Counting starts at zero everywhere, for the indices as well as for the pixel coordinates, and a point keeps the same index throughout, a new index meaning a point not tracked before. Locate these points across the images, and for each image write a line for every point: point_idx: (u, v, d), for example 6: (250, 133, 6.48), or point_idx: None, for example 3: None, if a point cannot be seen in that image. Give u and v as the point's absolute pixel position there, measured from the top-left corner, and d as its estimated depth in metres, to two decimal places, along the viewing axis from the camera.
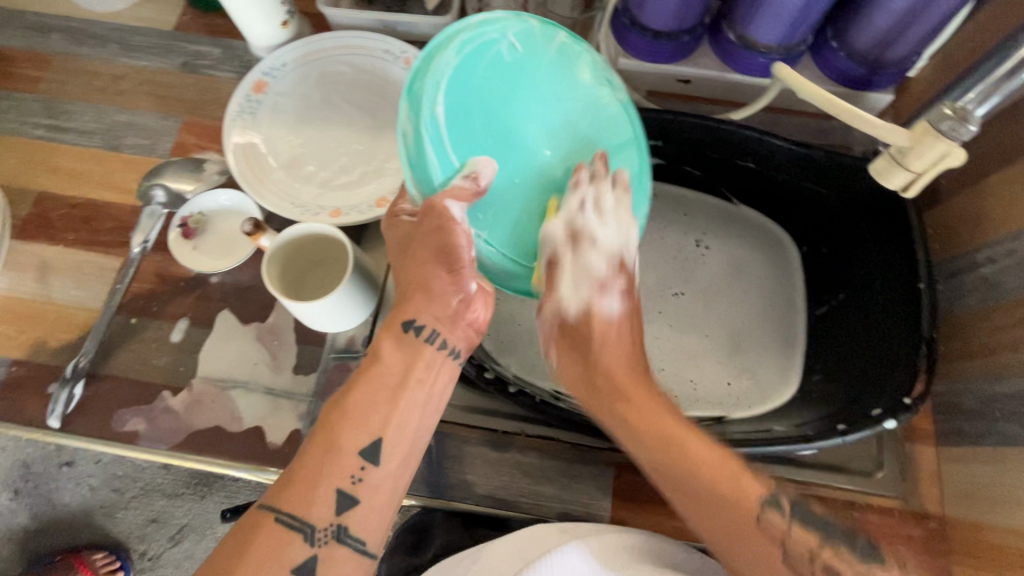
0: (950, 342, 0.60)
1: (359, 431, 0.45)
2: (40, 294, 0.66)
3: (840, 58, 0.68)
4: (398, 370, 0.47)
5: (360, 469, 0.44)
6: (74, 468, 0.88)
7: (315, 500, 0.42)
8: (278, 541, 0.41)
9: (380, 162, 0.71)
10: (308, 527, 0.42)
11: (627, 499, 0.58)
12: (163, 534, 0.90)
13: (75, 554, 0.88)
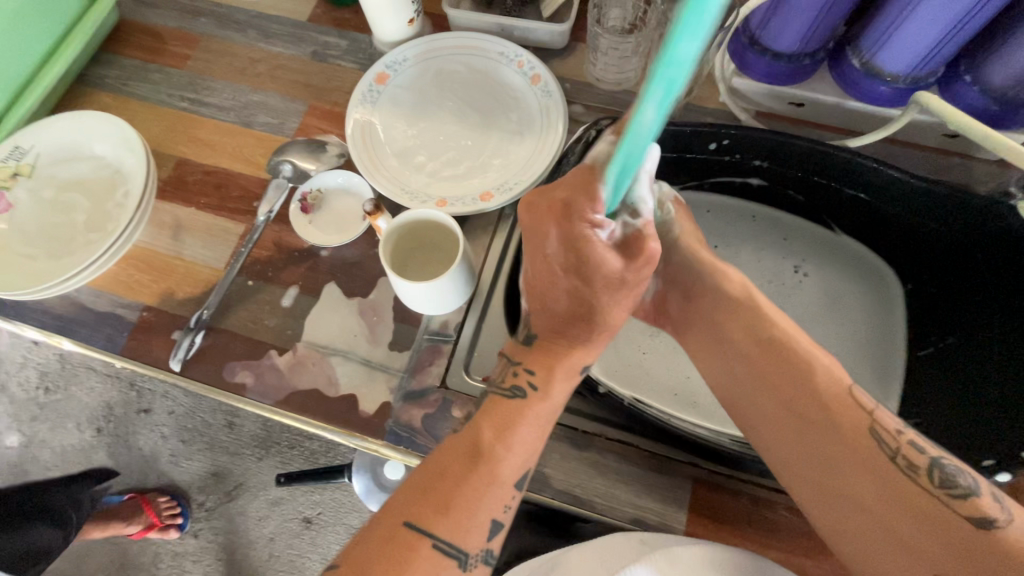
0: None
1: (480, 502, 0.48)
2: (172, 249, 0.73)
3: (972, 93, 0.65)
4: (554, 406, 0.53)
5: (513, 500, 0.50)
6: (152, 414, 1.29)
7: (473, 528, 0.48)
8: (436, 563, 0.46)
9: (486, 158, 0.74)
10: (464, 555, 0.47)
11: (703, 515, 0.57)
12: (223, 488, 1.28)
13: (142, 497, 1.22)
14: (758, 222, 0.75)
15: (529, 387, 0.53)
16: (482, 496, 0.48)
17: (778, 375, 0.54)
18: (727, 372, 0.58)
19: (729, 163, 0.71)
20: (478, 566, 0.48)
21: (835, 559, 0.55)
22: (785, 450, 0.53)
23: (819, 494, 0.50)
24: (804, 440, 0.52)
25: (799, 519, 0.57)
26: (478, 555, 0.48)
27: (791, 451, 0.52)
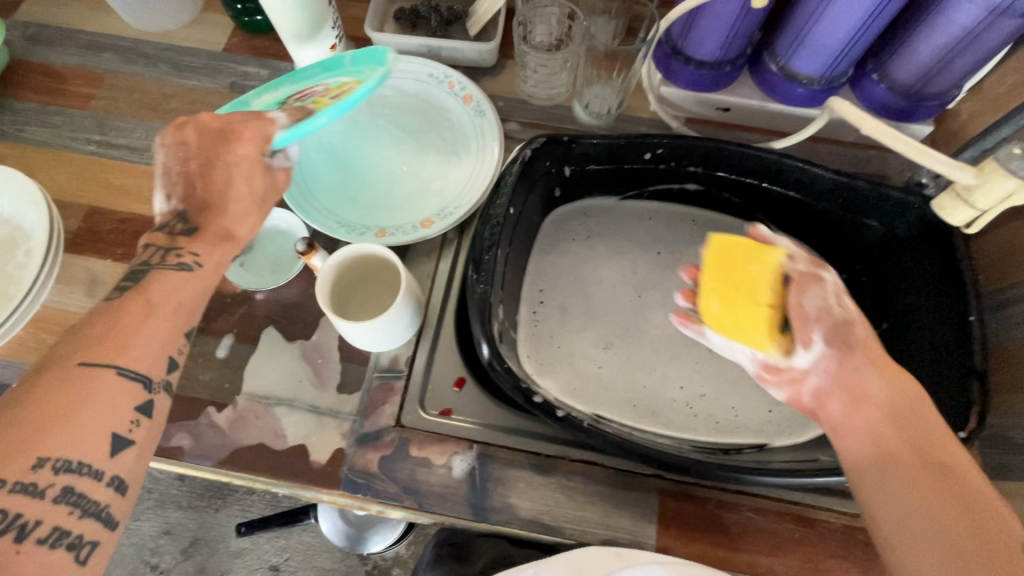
0: (999, 373, 0.60)
1: (142, 346, 0.46)
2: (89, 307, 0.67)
3: (879, 90, 0.69)
4: (141, 315, 0.47)
5: (128, 424, 0.45)
6: None
7: (80, 438, 0.42)
8: (120, 392, 0.44)
9: (424, 183, 0.72)
10: (85, 466, 0.42)
11: (672, 527, 0.57)
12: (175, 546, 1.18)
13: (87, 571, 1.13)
14: (698, 225, 0.77)
15: (189, 267, 0.50)
16: (161, 338, 0.48)
17: (925, 430, 0.47)
18: (859, 407, 0.50)
19: (665, 170, 0.72)
20: (162, 396, 0.48)
21: (801, 554, 0.56)
22: (903, 488, 0.45)
23: (939, 545, 0.42)
24: (941, 496, 0.43)
25: (763, 518, 0.58)
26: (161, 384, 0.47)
27: (909, 494, 0.44)
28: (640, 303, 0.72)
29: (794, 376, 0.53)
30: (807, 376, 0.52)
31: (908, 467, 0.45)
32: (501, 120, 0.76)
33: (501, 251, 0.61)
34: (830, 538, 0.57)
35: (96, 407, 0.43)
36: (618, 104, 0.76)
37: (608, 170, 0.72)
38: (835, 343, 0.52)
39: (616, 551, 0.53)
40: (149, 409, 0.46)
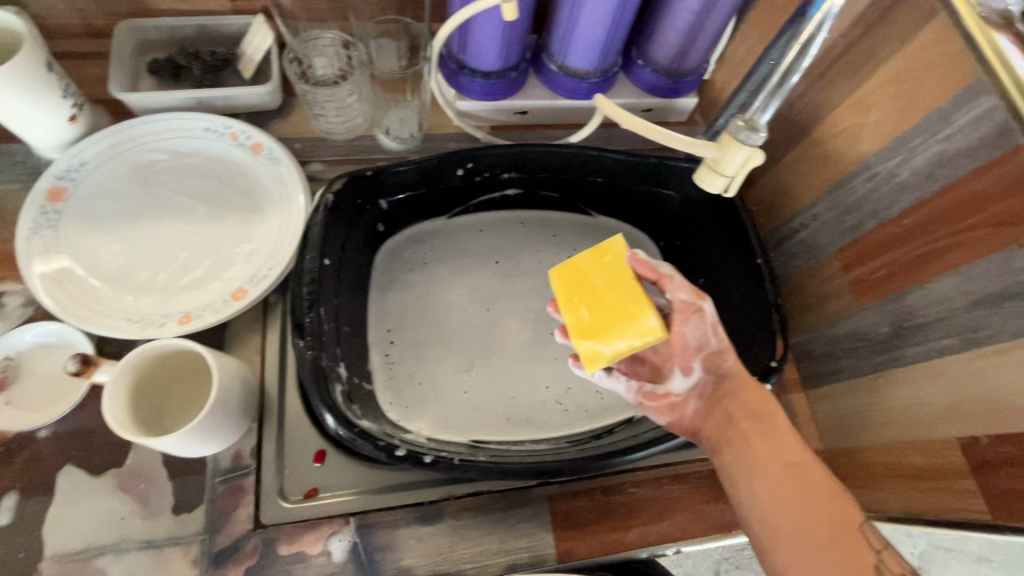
0: (793, 300, 0.69)
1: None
2: None
3: (647, 73, 0.76)
4: None
5: None
6: None
7: None
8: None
9: (227, 251, 0.64)
10: None
11: (569, 529, 0.58)
12: None
13: None
14: (527, 227, 0.79)
15: None
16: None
17: (785, 441, 0.55)
18: (727, 431, 0.57)
19: (482, 182, 0.73)
20: None
21: (683, 510, 0.60)
22: (773, 500, 0.52)
23: (802, 548, 0.50)
24: (803, 504, 0.51)
25: (645, 489, 0.61)
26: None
27: (782, 506, 0.52)
28: (492, 316, 0.72)
29: (677, 402, 0.59)
30: (686, 400, 0.59)
31: (776, 481, 0.53)
32: (301, 164, 0.71)
33: (326, 307, 0.57)
34: (703, 486, 0.62)
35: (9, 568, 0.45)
36: (420, 125, 0.75)
37: (426, 193, 0.71)
38: (710, 371, 0.58)
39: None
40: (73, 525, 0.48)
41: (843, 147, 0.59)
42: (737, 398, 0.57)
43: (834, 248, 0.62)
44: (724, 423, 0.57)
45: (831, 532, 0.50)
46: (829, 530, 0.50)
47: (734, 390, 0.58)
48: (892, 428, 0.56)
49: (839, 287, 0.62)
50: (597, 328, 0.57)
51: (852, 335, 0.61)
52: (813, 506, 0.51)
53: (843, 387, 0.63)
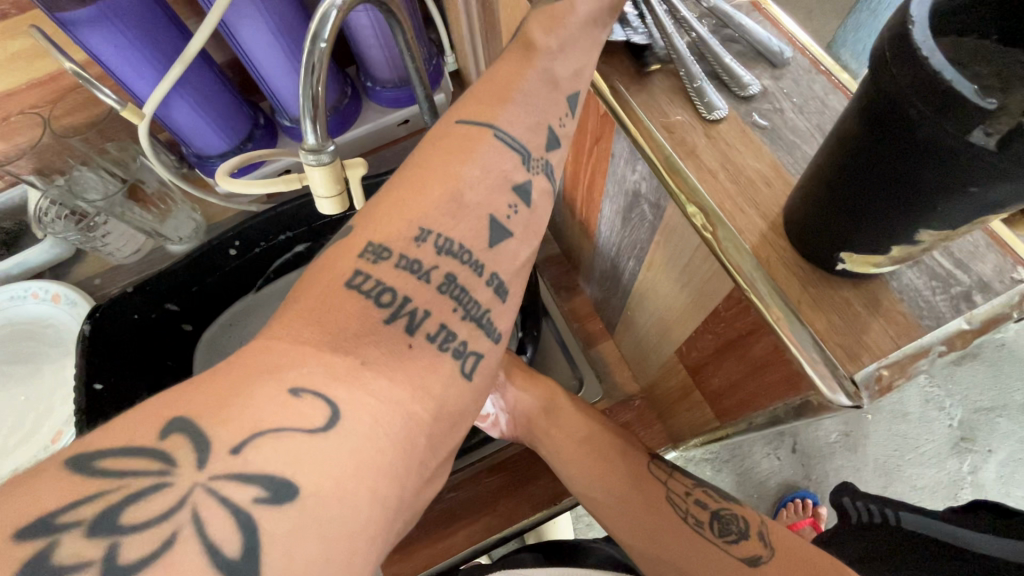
0: (571, 255, 0.69)
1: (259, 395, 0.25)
2: None
3: (380, 92, 0.78)
4: None
5: None
6: None
7: None
8: (295, 419, 0.25)
9: (51, 398, 0.71)
10: None
11: (395, 553, 0.59)
12: None
13: None
14: None
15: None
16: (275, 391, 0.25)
17: (573, 420, 0.55)
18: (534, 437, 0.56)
19: (264, 251, 0.76)
20: None
21: (506, 498, 0.61)
22: (585, 481, 0.53)
23: (619, 508, 0.51)
24: (599, 469, 0.52)
25: (464, 491, 0.61)
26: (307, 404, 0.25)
27: (600, 484, 0.52)
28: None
29: (493, 420, 0.59)
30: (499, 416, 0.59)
31: (586, 462, 0.53)
32: (103, 297, 0.77)
33: None
34: (520, 467, 0.62)
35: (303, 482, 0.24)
36: (196, 219, 0.80)
37: (214, 281, 0.75)
38: (498, 392, 0.57)
39: None
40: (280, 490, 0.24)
41: None
42: (523, 403, 0.56)
43: (562, 199, 0.62)
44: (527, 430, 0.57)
45: (646, 493, 0.51)
46: (639, 490, 0.51)
47: (524, 403, 0.57)
48: (653, 356, 0.55)
49: (580, 233, 0.61)
50: None
51: (604, 276, 0.60)
52: (623, 479, 0.51)
53: (623, 327, 0.62)
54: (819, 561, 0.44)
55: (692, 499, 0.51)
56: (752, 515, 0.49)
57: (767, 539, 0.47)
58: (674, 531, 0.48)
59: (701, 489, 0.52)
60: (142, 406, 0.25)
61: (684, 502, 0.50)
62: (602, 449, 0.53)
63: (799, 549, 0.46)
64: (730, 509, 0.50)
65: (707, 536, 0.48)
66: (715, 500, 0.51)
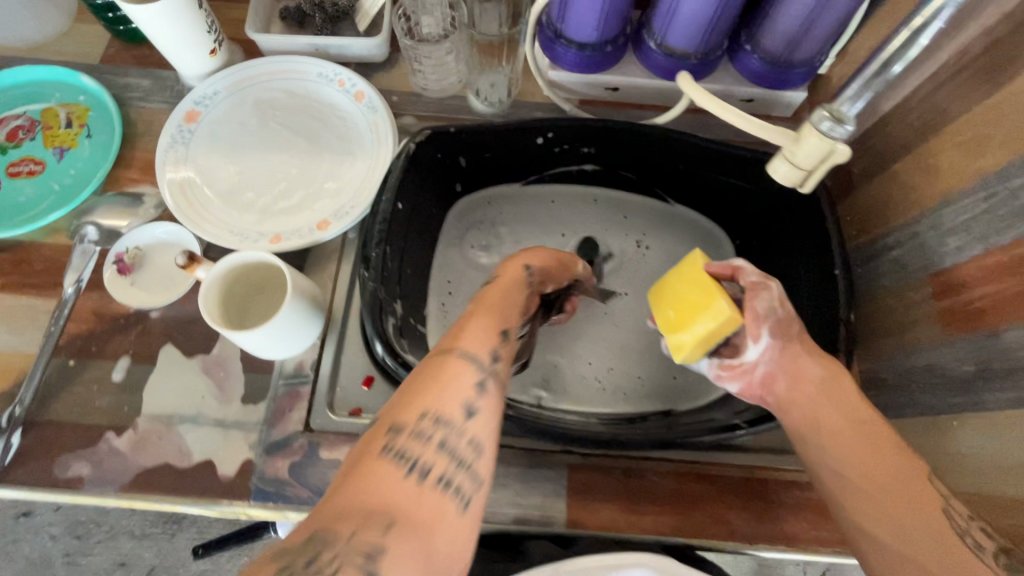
0: (872, 323, 0.64)
1: (454, 372, 0.44)
2: None
3: (753, 61, 0.71)
4: None
5: None
6: (32, 518, 1.08)
7: None
8: (450, 396, 0.43)
9: (319, 183, 0.71)
10: None
11: (581, 499, 0.59)
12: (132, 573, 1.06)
13: None
14: (601, 205, 0.78)
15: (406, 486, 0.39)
16: (465, 368, 0.44)
17: (853, 400, 0.49)
18: (791, 399, 0.51)
19: (560, 153, 0.74)
20: None
21: (702, 510, 0.59)
22: (848, 473, 0.47)
23: (887, 513, 0.44)
24: (876, 465, 0.46)
25: (666, 481, 0.60)
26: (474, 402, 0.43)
27: (871, 481, 0.46)
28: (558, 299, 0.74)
29: (744, 367, 0.54)
30: (755, 366, 0.53)
31: (856, 450, 0.47)
32: (395, 115, 0.76)
33: (391, 247, 0.61)
34: (728, 491, 0.60)
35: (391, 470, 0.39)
36: (510, 91, 0.76)
37: (504, 155, 0.73)
38: (779, 336, 0.52)
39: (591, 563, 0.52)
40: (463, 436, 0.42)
41: (959, 163, 0.53)
42: (792, 360, 0.52)
43: (928, 271, 0.56)
44: (791, 382, 0.51)
45: (916, 505, 0.44)
46: (910, 502, 0.44)
47: (795, 362, 0.52)
48: (961, 476, 0.51)
49: (925, 314, 0.56)
50: (679, 323, 0.55)
51: (930, 369, 0.55)
52: (889, 484, 0.45)
53: (909, 423, 0.57)
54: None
55: (972, 525, 0.43)
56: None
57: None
58: (939, 553, 0.42)
59: (980, 525, 0.44)
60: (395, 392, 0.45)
61: (965, 523, 0.43)
62: (876, 446, 0.47)
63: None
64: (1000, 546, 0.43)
65: (984, 561, 0.41)
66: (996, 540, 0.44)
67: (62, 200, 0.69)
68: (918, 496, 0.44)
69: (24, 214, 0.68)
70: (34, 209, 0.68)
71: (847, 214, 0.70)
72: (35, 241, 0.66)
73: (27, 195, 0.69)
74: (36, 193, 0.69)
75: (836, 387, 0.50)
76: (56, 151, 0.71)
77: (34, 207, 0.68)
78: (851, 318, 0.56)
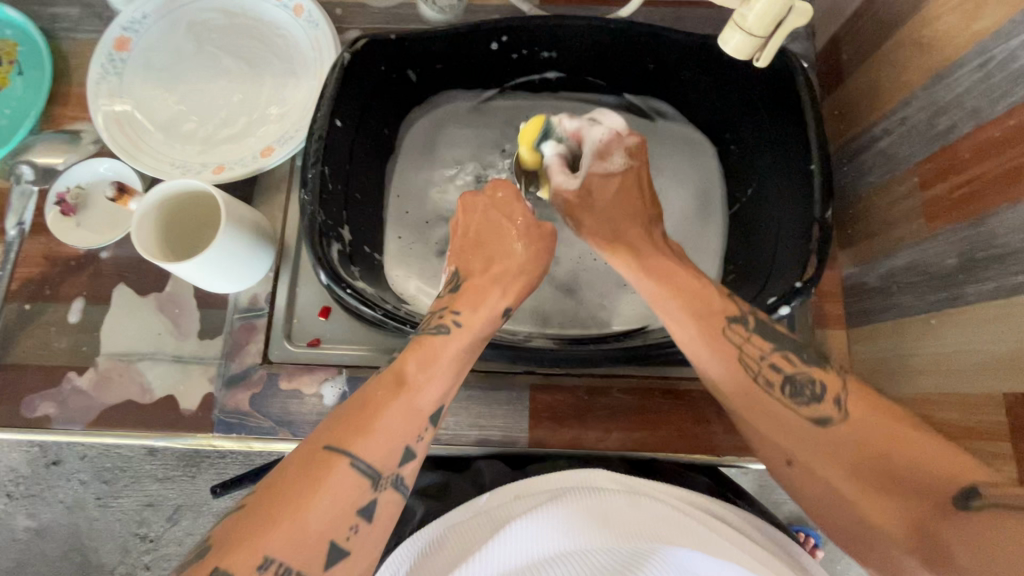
0: (855, 225, 0.59)
1: (387, 426, 0.43)
2: None
3: None
4: None
5: None
6: (63, 466, 1.00)
7: None
8: (353, 488, 0.40)
9: (263, 109, 0.67)
10: None
11: (543, 418, 0.59)
12: (159, 515, 1.01)
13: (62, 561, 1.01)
14: (563, 115, 0.72)
15: (337, 517, 0.39)
16: (398, 427, 0.43)
17: (676, 282, 0.48)
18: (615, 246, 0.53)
19: (520, 60, 0.67)
20: None
21: (669, 424, 0.58)
22: (759, 411, 0.44)
23: (772, 423, 0.43)
24: (734, 377, 0.45)
25: (631, 398, 0.59)
26: (391, 481, 0.42)
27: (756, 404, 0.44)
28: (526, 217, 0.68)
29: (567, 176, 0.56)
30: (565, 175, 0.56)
31: (674, 305, 0.47)
32: (340, 30, 0.70)
33: (330, 168, 0.57)
34: (697, 406, 0.59)
35: (316, 513, 0.38)
36: None
37: (458, 66, 0.66)
38: (603, 155, 0.55)
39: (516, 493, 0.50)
40: (371, 512, 0.41)
41: (955, 28, 0.46)
42: (601, 202, 0.55)
43: (916, 159, 0.51)
44: (613, 237, 0.53)
45: (738, 381, 0.45)
46: (795, 428, 0.42)
47: (628, 195, 0.55)
48: (935, 377, 0.48)
49: (908, 209, 0.52)
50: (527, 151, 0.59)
51: (912, 268, 0.51)
52: (785, 423, 0.43)
53: (890, 327, 0.54)
54: (911, 448, 0.37)
55: (767, 364, 0.44)
56: (834, 378, 0.43)
57: (844, 404, 0.41)
58: (784, 423, 0.43)
59: (779, 353, 0.45)
60: (338, 422, 0.42)
61: (757, 365, 0.45)
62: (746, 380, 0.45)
63: (880, 421, 0.39)
64: (808, 373, 0.43)
65: (775, 398, 0.43)
66: (796, 363, 0.44)
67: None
68: (818, 401, 0.42)
69: None
70: None
71: (833, 109, 0.63)
72: None
73: None
74: None
75: (612, 194, 0.55)
76: None
77: None
78: (825, 218, 0.52)
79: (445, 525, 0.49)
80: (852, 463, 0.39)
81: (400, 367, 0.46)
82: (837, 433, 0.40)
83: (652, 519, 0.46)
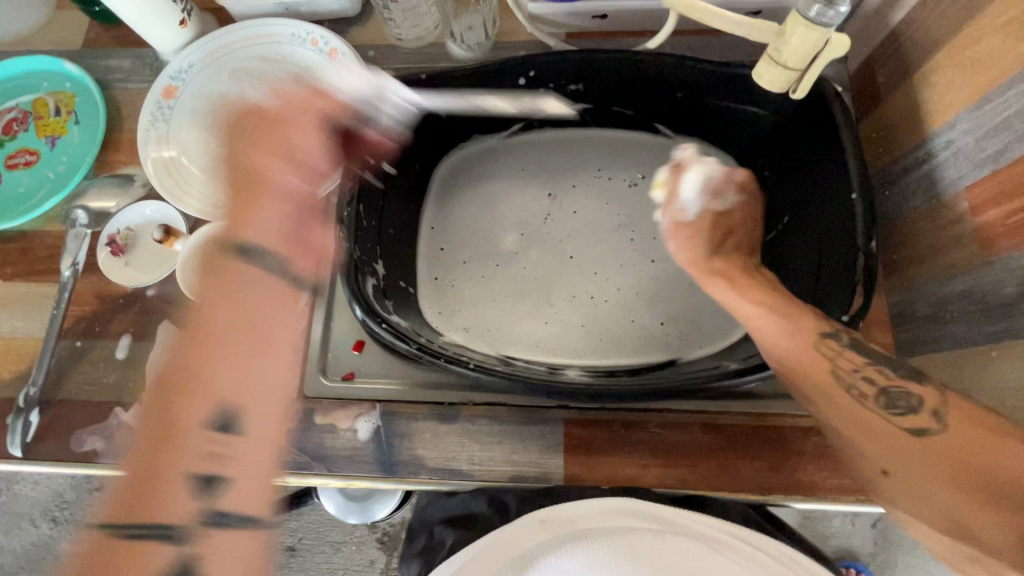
0: (901, 250, 0.57)
1: (166, 477, 0.51)
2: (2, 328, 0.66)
3: None
4: None
5: None
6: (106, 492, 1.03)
7: None
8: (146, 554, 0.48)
9: None
10: None
11: (579, 454, 0.57)
12: None
13: None
14: (592, 146, 0.72)
15: None
16: (182, 461, 0.52)
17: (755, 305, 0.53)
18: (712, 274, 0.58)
19: (546, 94, 0.67)
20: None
21: (709, 460, 0.56)
22: (861, 442, 0.46)
23: (874, 446, 0.46)
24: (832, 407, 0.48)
25: (670, 433, 0.57)
26: (189, 532, 0.50)
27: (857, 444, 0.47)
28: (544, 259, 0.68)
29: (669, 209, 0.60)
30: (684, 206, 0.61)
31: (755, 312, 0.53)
32: (372, 71, 0.72)
33: None
34: (738, 441, 0.56)
35: None
36: (489, 33, 0.71)
37: (486, 102, 0.67)
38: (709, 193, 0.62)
39: (540, 516, 0.50)
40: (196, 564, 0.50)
41: (1000, 50, 0.45)
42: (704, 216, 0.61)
43: (965, 183, 0.49)
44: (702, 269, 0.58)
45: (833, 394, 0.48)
46: (899, 450, 0.44)
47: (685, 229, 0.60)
48: (998, 412, 0.45)
49: (959, 234, 0.49)
50: None
51: (966, 296, 0.48)
52: (884, 455, 0.45)
53: (944, 358, 0.51)
54: (1013, 469, 0.38)
55: (861, 376, 0.47)
56: (933, 392, 0.44)
57: (942, 417, 0.43)
58: (882, 435, 0.45)
59: (873, 367, 0.47)
60: (128, 507, 0.49)
61: (852, 376, 0.47)
62: (831, 412, 0.48)
63: (981, 439, 0.41)
64: (904, 385, 0.46)
65: (870, 409, 0.46)
66: (888, 375, 0.47)
67: (60, 184, 0.69)
68: (912, 422, 0.44)
69: (25, 203, 0.69)
70: (31, 198, 0.69)
71: (870, 133, 0.62)
72: (35, 230, 0.68)
73: (25, 187, 0.70)
74: (33, 183, 0.70)
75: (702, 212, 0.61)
76: (48, 140, 0.71)
77: (30, 196, 0.69)
78: (868, 246, 0.50)
79: (468, 552, 0.51)
80: (956, 483, 0.40)
81: (168, 423, 0.53)
82: (932, 448, 0.42)
83: (683, 556, 0.46)
